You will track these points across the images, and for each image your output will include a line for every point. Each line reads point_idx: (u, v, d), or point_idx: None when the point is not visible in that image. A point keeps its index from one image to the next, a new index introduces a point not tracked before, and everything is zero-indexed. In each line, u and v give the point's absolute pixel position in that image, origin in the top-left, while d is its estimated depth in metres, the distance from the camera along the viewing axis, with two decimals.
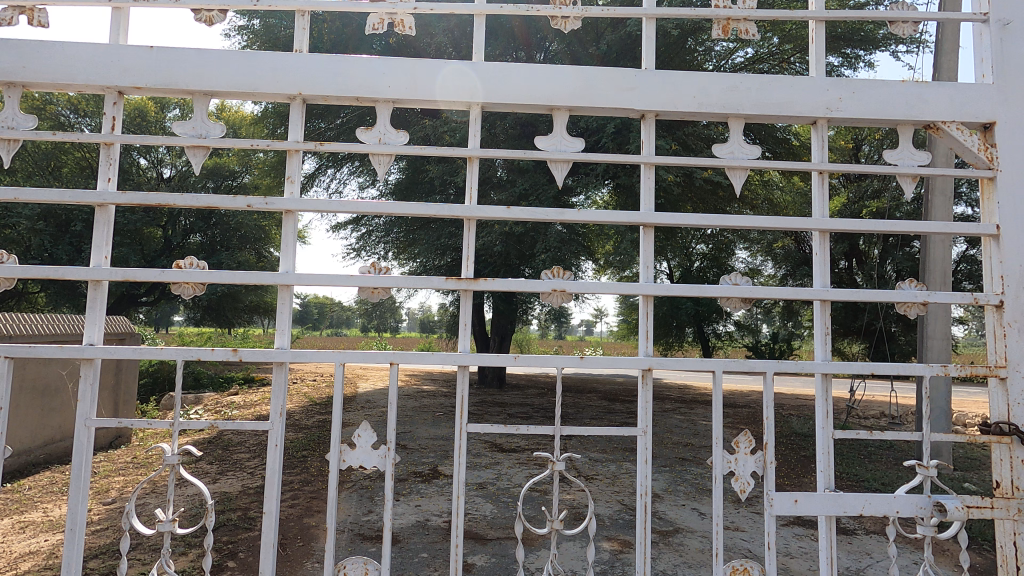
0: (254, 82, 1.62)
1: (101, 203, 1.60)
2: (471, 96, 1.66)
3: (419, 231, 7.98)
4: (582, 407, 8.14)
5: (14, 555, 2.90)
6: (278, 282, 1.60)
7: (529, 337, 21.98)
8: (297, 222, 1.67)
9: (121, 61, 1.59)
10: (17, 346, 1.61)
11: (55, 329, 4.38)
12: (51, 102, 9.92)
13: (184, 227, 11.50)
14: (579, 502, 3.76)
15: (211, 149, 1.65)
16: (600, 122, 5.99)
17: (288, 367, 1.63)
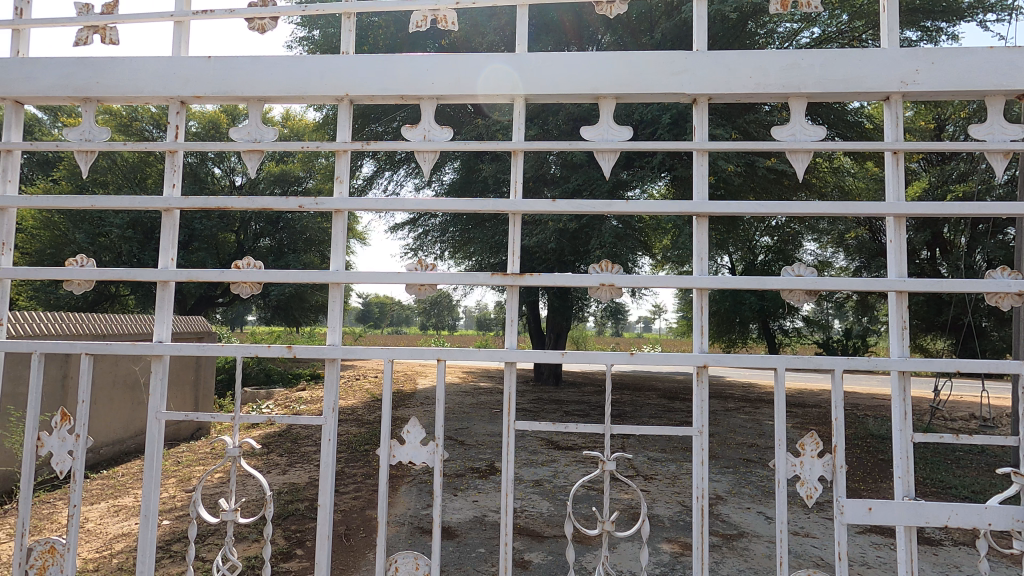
0: (305, 85, 1.65)
1: (167, 207, 1.69)
2: (514, 88, 1.62)
3: (473, 230, 8.06)
4: (640, 405, 8.00)
5: (110, 536, 3.15)
6: (328, 280, 1.62)
7: (586, 335, 21.78)
8: (347, 221, 1.69)
9: (182, 73, 1.67)
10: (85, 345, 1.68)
11: (141, 329, 4.70)
12: (135, 119, 10.73)
13: (254, 231, 12.17)
14: (637, 502, 3.69)
15: (265, 153, 1.70)
16: (655, 113, 5.84)
17: (339, 363, 1.65)
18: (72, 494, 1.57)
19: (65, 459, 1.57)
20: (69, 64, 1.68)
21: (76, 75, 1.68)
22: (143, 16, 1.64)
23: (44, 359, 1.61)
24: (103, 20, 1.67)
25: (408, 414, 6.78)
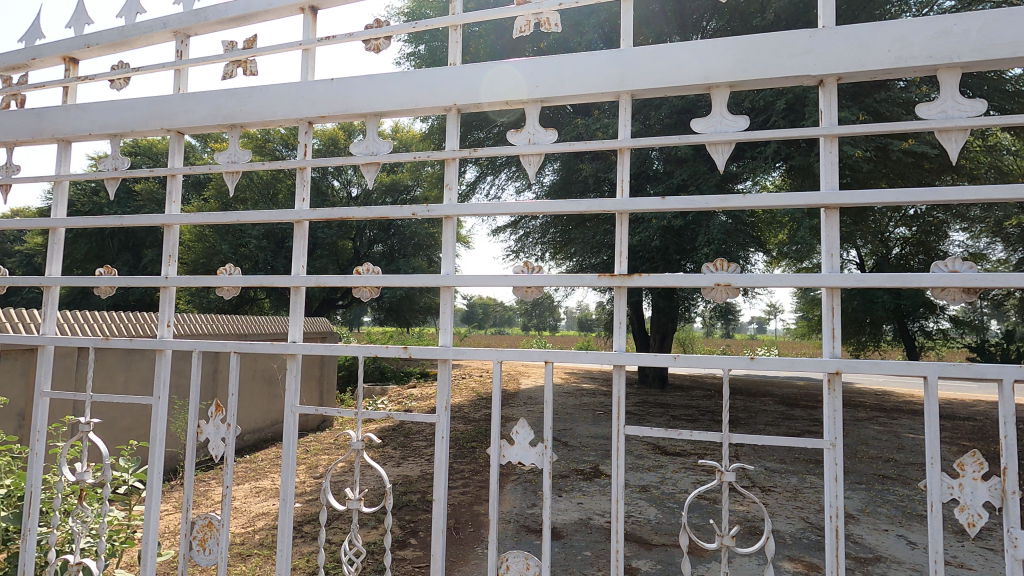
0: (417, 99, 1.74)
1: (298, 219, 1.85)
2: (618, 84, 1.58)
3: (574, 231, 8.04)
4: (756, 412, 7.50)
5: (253, 514, 3.53)
6: (440, 283, 1.68)
7: (693, 337, 20.87)
8: (456, 226, 1.75)
9: (310, 95, 1.82)
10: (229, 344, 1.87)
11: (276, 329, 5.22)
12: (268, 140, 11.97)
13: (369, 238, 13.05)
14: (754, 516, 3.46)
15: (382, 164, 1.81)
16: (768, 99, 5.46)
17: (451, 363, 1.71)
18: (225, 476, 1.77)
19: (219, 445, 1.77)
20: (218, 96, 1.89)
21: (223, 105, 1.88)
22: (278, 48, 1.81)
23: (202, 357, 1.82)
24: (244, 53, 1.86)
25: (513, 413, 6.90)
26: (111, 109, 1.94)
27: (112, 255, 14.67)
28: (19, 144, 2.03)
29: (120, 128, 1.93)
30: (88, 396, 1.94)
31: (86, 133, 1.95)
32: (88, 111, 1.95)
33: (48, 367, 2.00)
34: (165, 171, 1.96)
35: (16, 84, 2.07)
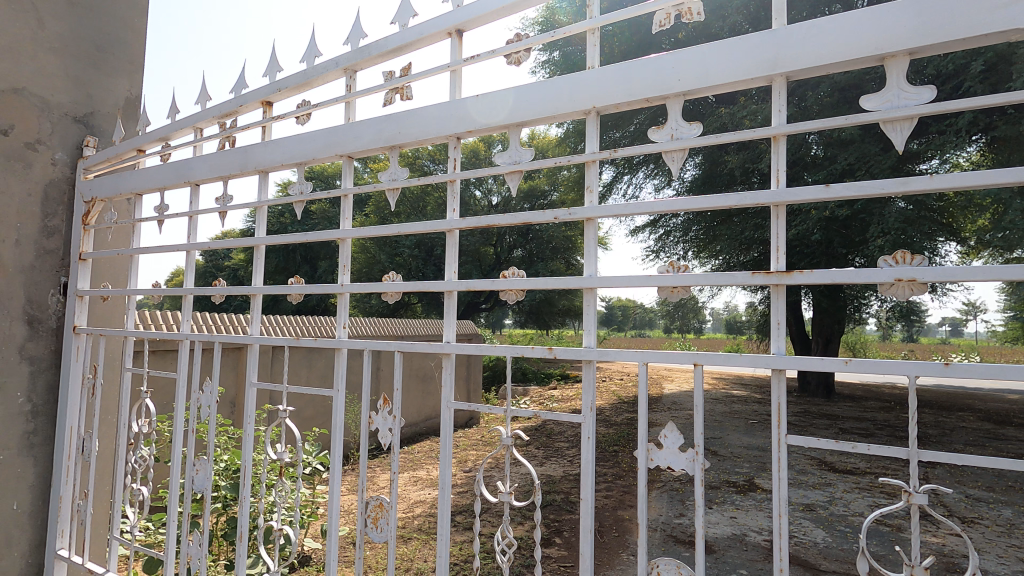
0: (555, 105, 1.73)
1: (450, 228, 1.98)
2: (771, 67, 1.41)
3: (720, 227, 7.58)
4: (951, 429, 6.42)
5: (412, 501, 3.86)
6: (582, 285, 1.67)
7: (865, 340, 18.48)
8: (597, 228, 1.74)
9: (457, 113, 1.90)
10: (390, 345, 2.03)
11: (429, 330, 5.69)
12: (418, 157, 13.03)
13: (509, 243, 13.54)
14: (953, 551, 2.96)
15: (524, 172, 1.89)
16: (959, 62, 4.67)
17: (595, 364, 1.69)
18: (392, 463, 1.95)
19: (387, 434, 1.97)
20: (379, 122, 2.09)
21: (383, 129, 2.06)
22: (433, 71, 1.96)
23: (372, 354, 2.04)
24: (401, 80, 2.05)
25: (656, 418, 6.71)
26: (297, 141, 2.25)
27: (296, 267, 17.07)
28: (232, 176, 2.45)
29: (303, 157, 2.22)
30: (285, 388, 2.26)
31: (279, 163, 2.29)
32: (280, 145, 2.29)
33: (255, 362, 2.38)
34: (340, 192, 2.22)
35: (229, 128, 2.51)
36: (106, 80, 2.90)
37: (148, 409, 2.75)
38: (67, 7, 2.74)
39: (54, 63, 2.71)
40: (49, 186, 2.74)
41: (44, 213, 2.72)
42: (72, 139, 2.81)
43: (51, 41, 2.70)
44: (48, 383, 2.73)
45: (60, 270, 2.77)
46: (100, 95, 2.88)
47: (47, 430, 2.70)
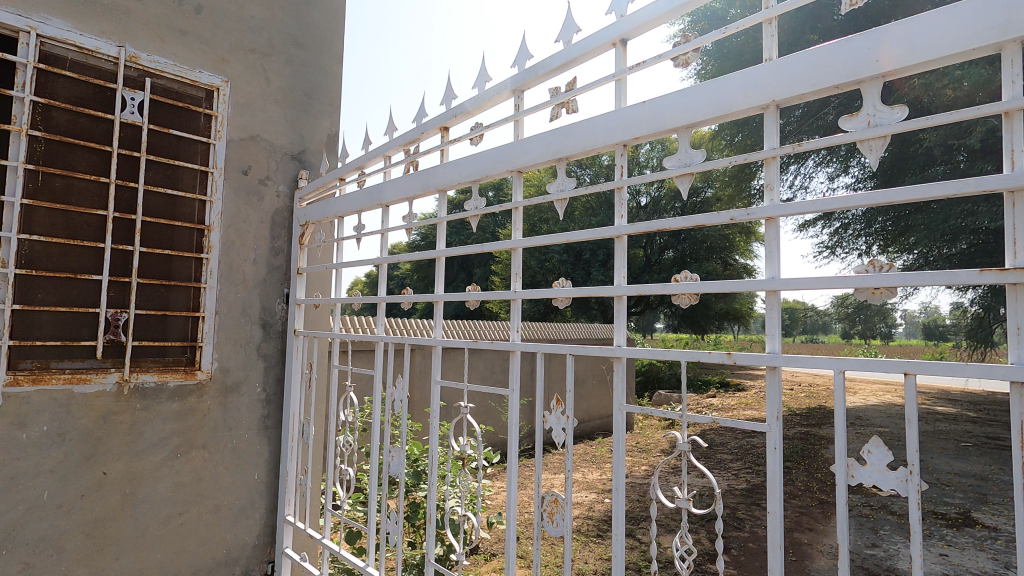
0: (729, 103, 1.62)
1: (619, 235, 1.92)
2: (1002, 33, 1.15)
3: (914, 217, 6.66)
4: None
5: None
6: (759, 288, 1.49)
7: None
8: (780, 228, 1.53)
9: (624, 119, 1.90)
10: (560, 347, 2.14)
11: None
12: None
13: (659, 244, 13.21)
14: None
15: (695, 176, 1.71)
16: None
17: (780, 371, 1.49)
18: (568, 462, 2.02)
19: (561, 433, 2.06)
20: (547, 136, 2.18)
21: (551, 141, 2.14)
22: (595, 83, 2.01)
23: (546, 356, 2.11)
24: (567, 94, 2.13)
25: None
26: (472, 161, 2.46)
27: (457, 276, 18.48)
28: (417, 196, 2.75)
29: (478, 174, 2.43)
30: (465, 387, 2.48)
31: (456, 181, 2.53)
32: (458, 165, 2.52)
33: (439, 362, 2.65)
34: (510, 205, 2.35)
35: (413, 153, 2.83)
36: (313, 120, 3.49)
37: (351, 401, 3.21)
38: (286, 64, 3.37)
39: (277, 111, 3.34)
40: (276, 214, 3.33)
41: (272, 236, 3.30)
42: (290, 173, 3.39)
43: (275, 93, 3.33)
44: (277, 376, 3.29)
45: (284, 283, 3.34)
46: (309, 133, 3.47)
47: (277, 416, 3.27)
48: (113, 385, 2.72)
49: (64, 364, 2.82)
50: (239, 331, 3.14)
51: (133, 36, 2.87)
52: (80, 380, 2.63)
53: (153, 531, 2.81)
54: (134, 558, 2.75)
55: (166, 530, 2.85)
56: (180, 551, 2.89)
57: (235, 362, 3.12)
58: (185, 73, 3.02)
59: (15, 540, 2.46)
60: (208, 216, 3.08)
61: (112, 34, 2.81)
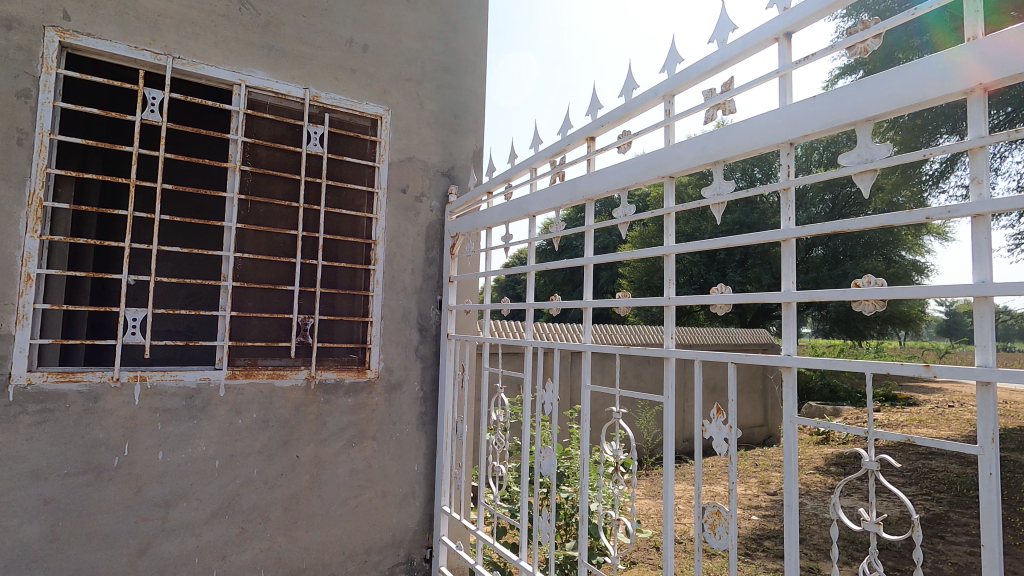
0: (917, 91, 1.35)
1: (786, 239, 1.72)
2: None
3: None
4: None
5: None
6: (962, 295, 1.26)
7: None
8: (992, 226, 1.24)
9: (789, 116, 1.65)
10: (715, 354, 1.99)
11: None
12: None
13: (807, 242, 12.10)
14: None
15: (881, 172, 1.39)
16: None
17: (998, 389, 1.24)
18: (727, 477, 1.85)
19: (723, 443, 1.95)
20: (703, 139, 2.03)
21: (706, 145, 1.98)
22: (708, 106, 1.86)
23: (703, 362, 2.01)
24: (723, 96, 2.03)
25: None
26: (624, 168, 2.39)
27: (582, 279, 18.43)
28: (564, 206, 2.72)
29: (628, 181, 2.36)
30: (619, 392, 2.38)
31: (604, 189, 2.50)
32: (606, 174, 2.48)
33: (589, 367, 2.60)
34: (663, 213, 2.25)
35: (559, 165, 2.92)
36: (461, 138, 3.61)
37: (503, 402, 3.27)
38: (438, 88, 3.55)
39: (429, 133, 3.51)
40: (430, 227, 3.48)
41: (427, 248, 3.45)
42: (441, 188, 3.53)
43: (428, 116, 3.51)
44: (433, 376, 3.40)
45: (437, 290, 3.45)
46: (457, 150, 3.59)
47: (433, 413, 3.38)
48: (303, 381, 3.00)
49: (266, 361, 3.32)
50: (402, 335, 3.33)
51: (315, 77, 3.16)
52: (279, 375, 2.94)
53: (336, 511, 3.06)
54: (320, 533, 3.01)
55: (345, 511, 3.09)
56: (356, 529, 3.12)
57: (397, 361, 3.30)
58: (355, 105, 3.27)
59: (233, 508, 2.81)
60: (374, 232, 3.30)
61: (299, 77, 3.12)
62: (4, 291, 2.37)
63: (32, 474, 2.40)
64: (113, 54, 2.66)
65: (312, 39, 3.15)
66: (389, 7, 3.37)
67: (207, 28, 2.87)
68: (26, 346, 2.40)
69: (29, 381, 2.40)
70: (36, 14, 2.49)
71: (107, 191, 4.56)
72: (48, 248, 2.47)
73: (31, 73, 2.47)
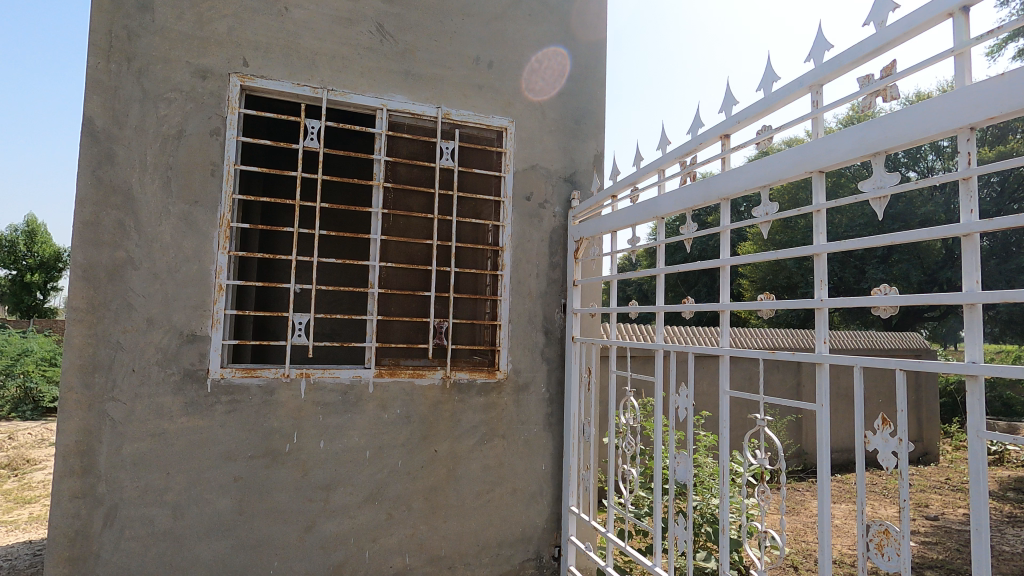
0: None
1: (967, 234, 1.29)
2: None
3: None
4: None
5: None
6: None
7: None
8: None
9: (971, 95, 1.28)
10: (875, 360, 1.52)
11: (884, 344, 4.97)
12: None
13: None
14: None
15: None
16: None
17: None
18: (902, 490, 1.37)
19: (891, 459, 1.42)
20: (861, 126, 1.60)
21: (862, 137, 1.57)
22: (841, 100, 1.53)
23: (863, 368, 1.54)
24: (884, 79, 1.41)
25: None
26: (763, 164, 1.95)
27: (695, 279, 17.63)
28: (696, 208, 2.34)
29: (770, 178, 1.92)
30: (760, 397, 2.14)
31: (741, 189, 2.06)
32: (742, 171, 2.05)
33: (725, 372, 2.46)
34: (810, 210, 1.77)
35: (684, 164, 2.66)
36: (582, 144, 3.50)
37: (632, 405, 3.16)
38: (554, 94, 3.44)
39: (552, 140, 3.43)
40: (553, 233, 3.40)
41: (551, 253, 3.38)
42: (564, 194, 3.45)
43: (550, 125, 3.43)
44: (558, 378, 3.34)
45: (562, 294, 3.38)
46: (579, 156, 3.48)
47: (559, 414, 3.32)
48: (439, 380, 3.07)
49: (407, 360, 3.55)
50: (528, 338, 3.29)
51: (446, 97, 3.21)
52: (419, 375, 3.04)
53: (471, 503, 3.10)
54: (457, 523, 3.07)
55: (479, 504, 3.12)
56: (489, 523, 3.14)
57: (525, 363, 3.27)
58: (482, 120, 3.28)
59: (383, 495, 2.94)
60: (501, 238, 3.31)
61: (433, 98, 3.19)
62: (202, 298, 2.70)
63: (223, 455, 2.70)
64: (283, 92, 2.90)
65: (443, 61, 3.20)
66: (513, 23, 3.35)
67: (354, 60, 3.02)
68: (219, 346, 2.71)
69: (222, 375, 2.70)
70: (222, 65, 2.79)
71: (269, 209, 5.18)
72: (235, 263, 2.78)
73: (220, 114, 2.77)
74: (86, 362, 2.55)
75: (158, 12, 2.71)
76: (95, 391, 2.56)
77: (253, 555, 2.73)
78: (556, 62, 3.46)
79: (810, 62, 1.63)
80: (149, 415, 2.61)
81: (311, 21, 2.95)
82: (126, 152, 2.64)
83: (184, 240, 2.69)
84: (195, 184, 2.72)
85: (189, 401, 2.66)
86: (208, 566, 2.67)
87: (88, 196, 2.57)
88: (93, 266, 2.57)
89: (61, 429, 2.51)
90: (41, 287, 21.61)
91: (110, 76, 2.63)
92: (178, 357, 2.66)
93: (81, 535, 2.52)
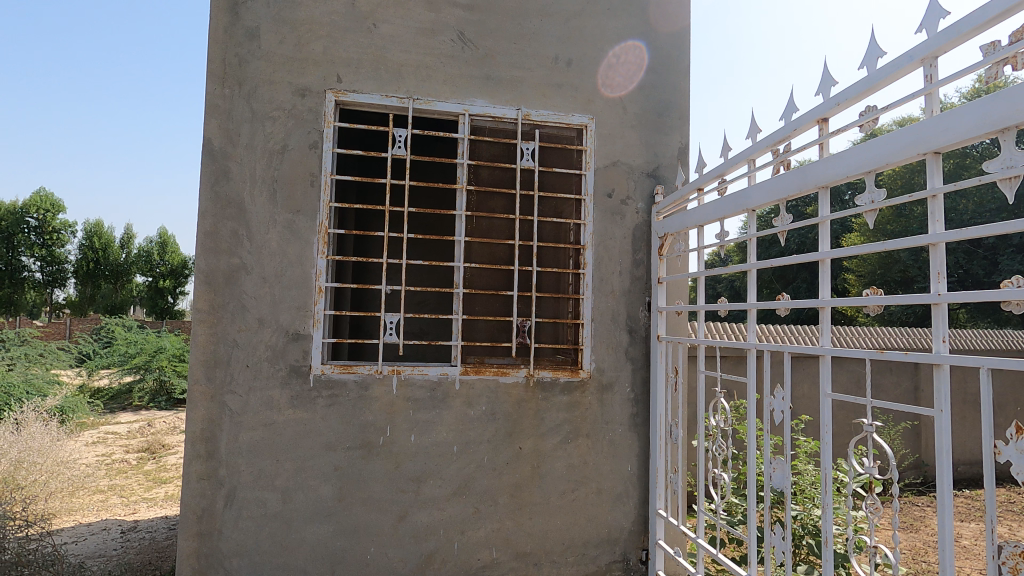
0: None
1: None
2: None
3: None
4: None
5: None
6: None
7: None
8: None
9: None
10: (1003, 361, 1.34)
11: None
12: None
13: None
14: None
15: None
16: None
17: None
18: None
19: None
20: (983, 100, 1.43)
21: (987, 110, 1.39)
22: (961, 72, 1.37)
23: (990, 371, 1.37)
24: (1014, 45, 1.25)
25: None
26: (871, 147, 1.78)
27: (793, 275, 16.50)
28: (792, 198, 2.19)
29: (877, 163, 1.76)
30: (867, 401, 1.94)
31: (844, 176, 1.90)
32: (845, 156, 1.89)
33: (828, 373, 2.28)
34: (925, 196, 1.60)
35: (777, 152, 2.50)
36: (665, 137, 3.40)
37: (722, 407, 2.98)
38: (632, 88, 3.37)
39: (634, 135, 3.36)
40: (636, 230, 3.33)
41: (633, 250, 3.32)
42: (647, 189, 3.36)
43: (632, 119, 3.36)
44: (644, 378, 3.27)
45: (646, 292, 3.31)
46: (662, 150, 3.39)
47: (645, 414, 3.24)
48: (523, 378, 3.11)
49: (492, 360, 3.56)
50: (612, 336, 3.25)
51: (527, 98, 3.24)
52: (503, 372, 3.09)
53: (556, 501, 3.11)
54: (543, 520, 3.09)
55: (564, 503, 3.12)
56: (574, 523, 3.14)
57: (609, 362, 3.23)
58: (562, 118, 3.27)
59: (469, 489, 3.03)
60: (582, 237, 3.29)
61: (513, 100, 3.24)
62: (305, 300, 2.93)
63: (325, 445, 2.90)
64: (373, 104, 3.07)
65: (523, 63, 3.24)
66: (591, 20, 3.32)
67: (437, 68, 3.14)
68: (320, 343, 2.92)
69: (322, 371, 2.91)
70: (319, 83, 3.00)
71: (361, 215, 5.50)
72: (332, 266, 2.99)
73: (318, 129, 2.98)
74: (209, 357, 2.84)
75: (264, 39, 2.97)
76: (216, 384, 2.84)
77: (352, 540, 2.91)
78: (634, 55, 3.38)
79: (921, 32, 1.48)
80: (260, 407, 2.87)
81: (397, 34, 3.09)
82: (238, 168, 2.91)
83: (289, 246, 2.93)
84: (296, 194, 2.95)
85: (295, 394, 2.89)
86: (313, 547, 2.88)
87: (208, 209, 2.87)
88: (213, 272, 2.86)
89: (190, 417, 2.81)
90: (171, 292, 24.38)
91: (225, 100, 2.91)
92: (284, 354, 2.90)
93: (206, 512, 2.82)
